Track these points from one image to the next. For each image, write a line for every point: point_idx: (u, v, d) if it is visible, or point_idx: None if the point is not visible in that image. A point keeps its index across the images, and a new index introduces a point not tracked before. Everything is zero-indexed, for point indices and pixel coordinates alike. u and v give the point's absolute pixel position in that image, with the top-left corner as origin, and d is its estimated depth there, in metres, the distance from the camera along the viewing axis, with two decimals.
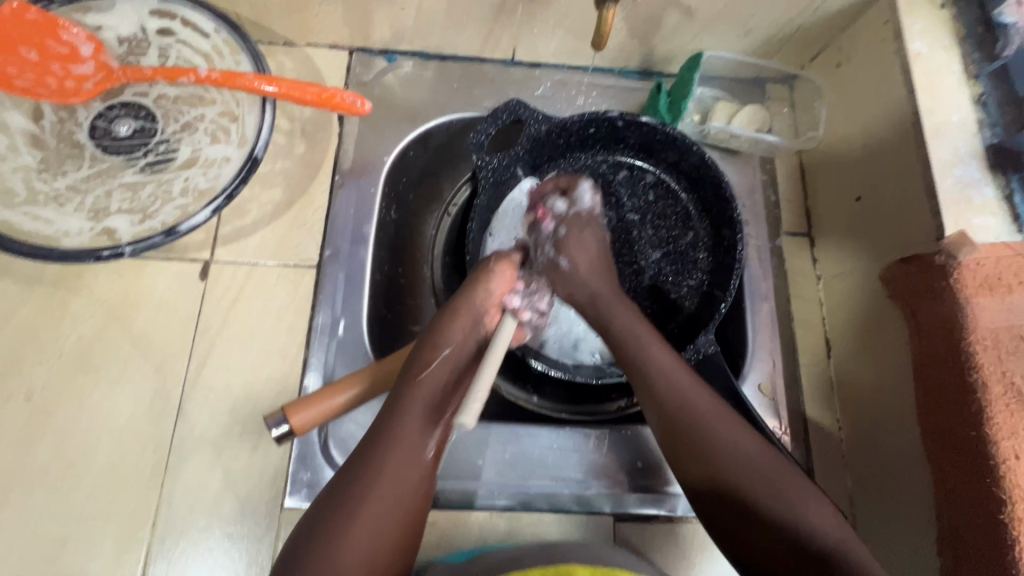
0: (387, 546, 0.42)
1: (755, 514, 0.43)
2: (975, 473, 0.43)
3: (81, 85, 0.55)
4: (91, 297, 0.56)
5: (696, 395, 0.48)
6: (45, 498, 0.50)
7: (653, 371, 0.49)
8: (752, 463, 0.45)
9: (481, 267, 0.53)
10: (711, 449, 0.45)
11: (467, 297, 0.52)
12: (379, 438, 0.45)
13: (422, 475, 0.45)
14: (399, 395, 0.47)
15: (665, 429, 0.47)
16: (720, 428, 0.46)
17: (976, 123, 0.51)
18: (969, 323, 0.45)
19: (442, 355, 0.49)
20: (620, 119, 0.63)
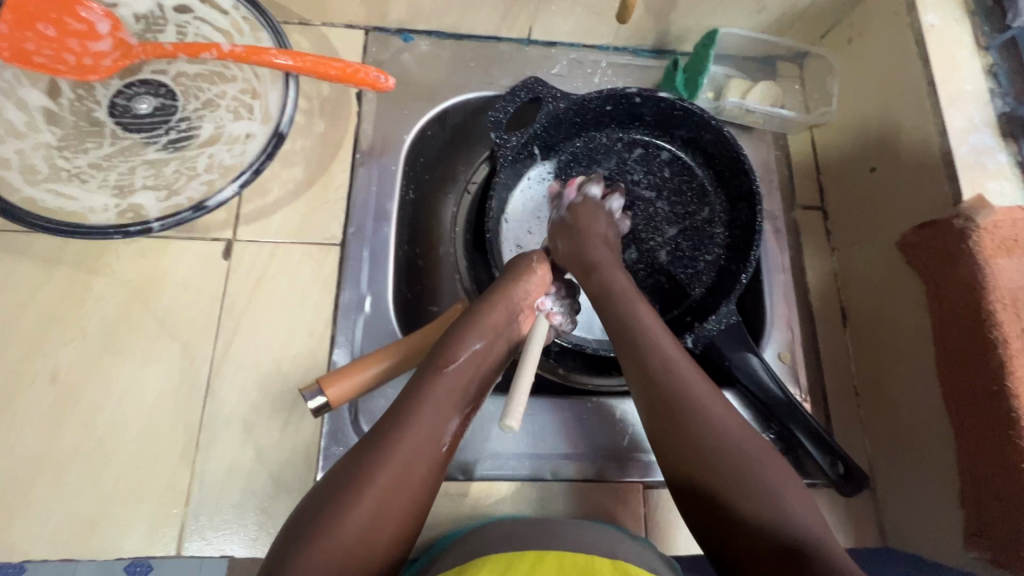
0: (385, 536, 0.38)
1: (734, 500, 0.40)
2: (998, 428, 0.45)
3: (99, 62, 0.53)
4: (114, 277, 0.55)
5: (685, 371, 0.46)
6: (75, 477, 0.50)
7: (642, 343, 0.48)
8: (735, 447, 0.42)
9: (523, 263, 0.56)
10: (691, 429, 0.43)
11: (505, 295, 0.53)
12: (397, 418, 0.42)
13: (435, 464, 0.42)
14: (424, 380, 0.45)
15: (649, 410, 0.45)
16: (705, 403, 0.44)
17: (987, 93, 0.52)
18: (988, 283, 0.46)
19: (471, 349, 0.48)
20: (637, 95, 0.63)
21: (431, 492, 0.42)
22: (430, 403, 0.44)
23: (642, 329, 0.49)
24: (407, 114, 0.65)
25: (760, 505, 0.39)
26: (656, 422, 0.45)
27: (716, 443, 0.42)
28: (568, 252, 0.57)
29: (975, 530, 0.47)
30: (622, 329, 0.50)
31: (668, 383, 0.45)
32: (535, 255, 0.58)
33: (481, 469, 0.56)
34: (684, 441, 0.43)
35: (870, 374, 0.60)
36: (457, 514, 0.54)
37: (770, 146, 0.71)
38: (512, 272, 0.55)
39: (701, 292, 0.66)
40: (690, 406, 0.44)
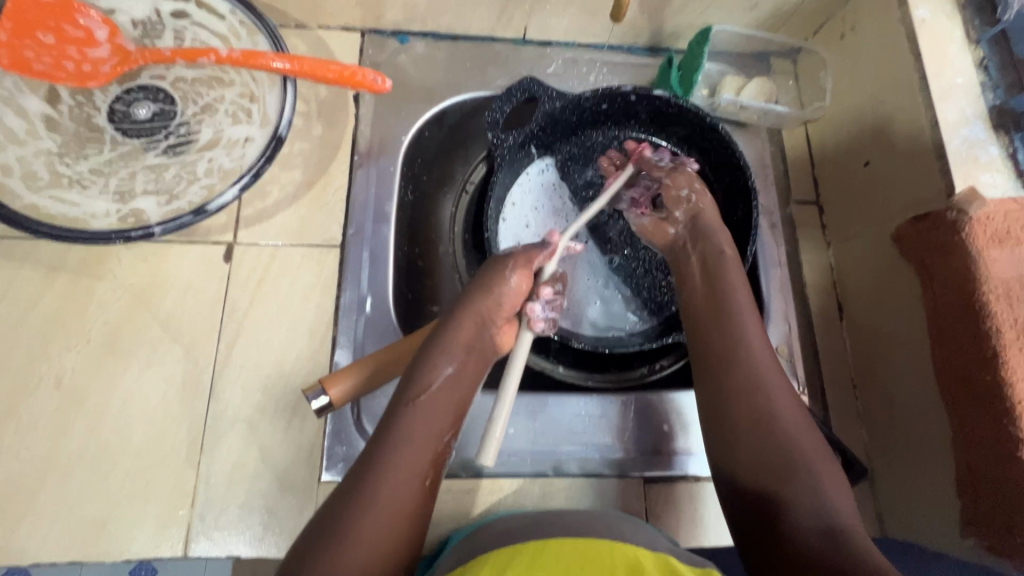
0: (383, 571, 0.40)
1: (779, 488, 0.45)
2: (993, 416, 0.45)
3: (98, 69, 0.54)
4: (116, 281, 0.56)
5: (767, 369, 0.51)
6: (81, 480, 0.50)
7: (733, 337, 0.52)
8: (798, 449, 0.47)
9: (496, 268, 0.52)
10: (772, 433, 0.48)
11: (473, 306, 0.50)
12: (376, 454, 0.43)
13: (419, 497, 0.43)
14: (397, 413, 0.46)
15: (727, 396, 0.50)
16: (782, 400, 0.49)
17: (978, 86, 0.53)
18: (981, 274, 0.46)
19: (444, 374, 0.48)
20: (633, 94, 0.63)
21: (423, 520, 0.44)
22: (407, 437, 0.45)
23: (736, 327, 0.53)
24: (405, 115, 0.66)
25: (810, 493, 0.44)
26: (732, 406, 0.49)
27: (783, 438, 0.47)
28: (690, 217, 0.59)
29: (971, 518, 0.48)
30: (717, 311, 0.54)
31: (751, 380, 0.50)
32: (515, 263, 0.52)
33: (487, 467, 0.56)
34: (756, 429, 0.48)
35: (866, 366, 0.61)
36: (461, 511, 0.55)
37: (765, 142, 0.71)
38: (483, 281, 0.51)
39: None
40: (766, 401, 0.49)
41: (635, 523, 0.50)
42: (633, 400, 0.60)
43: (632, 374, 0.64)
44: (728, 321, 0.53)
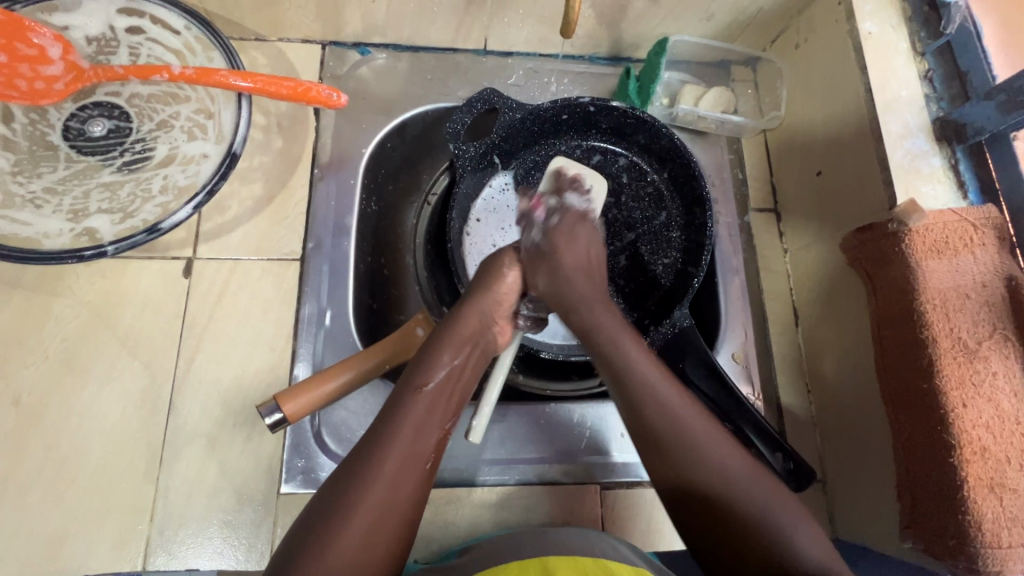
0: (372, 559, 0.40)
1: (738, 510, 0.44)
2: (929, 422, 0.47)
3: (51, 86, 0.54)
4: (74, 298, 0.56)
5: (682, 409, 0.47)
6: (40, 496, 0.51)
7: (639, 406, 0.48)
8: (716, 463, 0.45)
9: (495, 266, 0.57)
10: (685, 462, 0.45)
11: (477, 305, 0.54)
12: (383, 434, 0.44)
13: (418, 482, 0.44)
14: (402, 398, 0.47)
15: (662, 487, 0.47)
16: (710, 449, 0.45)
17: (922, 99, 0.54)
18: (919, 285, 0.48)
19: (450, 364, 0.49)
20: (591, 104, 0.64)
21: (419, 505, 0.44)
22: (412, 422, 0.45)
23: (621, 348, 0.51)
24: (366, 127, 0.66)
25: (770, 537, 0.42)
26: (665, 483, 0.47)
27: (695, 462, 0.45)
28: (548, 289, 0.56)
29: (908, 522, 0.49)
30: (618, 380, 0.49)
31: (654, 408, 0.47)
32: (508, 259, 0.57)
33: (481, 475, 0.58)
34: (698, 513, 0.45)
35: (818, 371, 0.62)
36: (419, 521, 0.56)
37: (724, 150, 0.72)
38: (485, 280, 0.56)
39: (661, 295, 0.68)
40: (697, 466, 0.45)
41: (588, 532, 0.50)
42: (594, 407, 0.61)
43: (591, 381, 0.66)
44: (626, 379, 0.49)
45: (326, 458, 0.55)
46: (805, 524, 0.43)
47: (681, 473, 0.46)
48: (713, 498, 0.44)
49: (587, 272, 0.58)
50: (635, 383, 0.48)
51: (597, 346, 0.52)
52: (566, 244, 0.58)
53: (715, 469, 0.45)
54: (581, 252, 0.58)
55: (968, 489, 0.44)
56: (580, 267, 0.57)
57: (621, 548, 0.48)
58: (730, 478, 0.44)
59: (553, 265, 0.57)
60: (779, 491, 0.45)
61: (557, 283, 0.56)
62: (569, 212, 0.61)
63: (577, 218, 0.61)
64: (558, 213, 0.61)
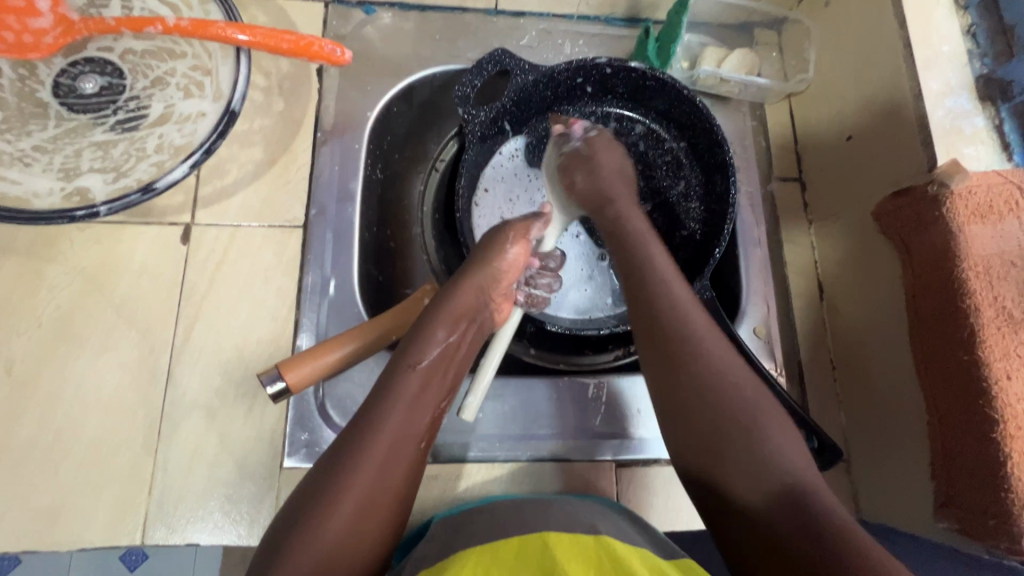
0: (365, 534, 0.39)
1: (728, 430, 0.43)
2: (969, 396, 0.44)
3: (40, 40, 0.51)
4: (68, 264, 0.54)
5: (698, 322, 0.48)
6: (35, 468, 0.49)
7: (663, 309, 0.48)
8: (724, 384, 0.45)
9: (498, 241, 0.52)
10: (695, 368, 0.45)
11: (474, 279, 0.50)
12: (372, 410, 0.42)
13: (412, 459, 0.42)
14: (396, 375, 0.44)
15: (662, 378, 0.46)
16: (721, 362, 0.46)
17: (965, 55, 0.49)
18: (962, 254, 0.44)
19: (444, 342, 0.47)
20: (608, 66, 0.60)
21: (412, 481, 0.43)
22: (404, 400, 0.43)
23: (659, 274, 0.50)
24: (370, 90, 0.63)
25: (746, 449, 0.42)
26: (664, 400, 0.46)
27: (706, 372, 0.45)
28: (585, 185, 0.58)
29: (945, 499, 0.46)
30: (640, 292, 0.50)
31: (679, 324, 0.47)
32: (512, 235, 0.53)
33: (471, 451, 0.56)
34: (689, 390, 0.45)
35: (845, 348, 0.60)
36: (427, 497, 0.54)
37: (747, 116, 0.69)
38: (483, 254, 0.52)
39: (677, 268, 0.65)
40: (699, 367, 0.45)
41: (605, 511, 0.48)
42: (608, 383, 0.58)
43: (605, 358, 0.63)
44: (647, 289, 0.49)
45: (331, 431, 0.53)
46: (792, 440, 0.43)
47: (686, 389, 0.45)
48: (710, 415, 0.43)
49: (625, 185, 0.59)
50: (657, 290, 0.49)
51: (629, 253, 0.53)
52: (610, 164, 0.59)
53: (717, 375, 0.45)
54: (618, 162, 0.61)
55: (1011, 467, 0.41)
56: (616, 173, 0.59)
57: (626, 526, 0.46)
58: (739, 409, 0.43)
59: (592, 165, 0.59)
60: (784, 426, 0.43)
61: (622, 214, 0.56)
62: (591, 132, 0.62)
63: (610, 137, 0.62)
64: (583, 141, 0.61)
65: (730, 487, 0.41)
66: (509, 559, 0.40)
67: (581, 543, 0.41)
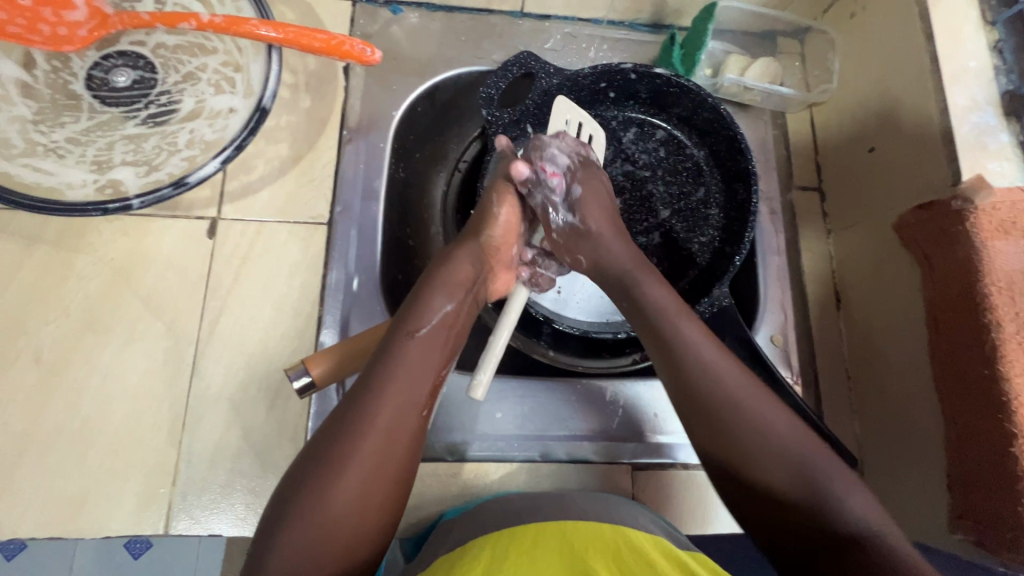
0: (370, 509, 0.40)
1: (787, 486, 0.42)
2: (990, 409, 0.44)
3: (74, 32, 0.51)
4: (96, 255, 0.54)
5: (726, 375, 0.46)
6: (61, 455, 0.50)
7: (692, 374, 0.46)
8: (768, 433, 0.44)
9: (485, 209, 0.54)
10: (739, 434, 0.44)
11: (471, 247, 0.52)
12: (371, 385, 0.42)
13: (415, 430, 0.42)
14: (394, 343, 0.44)
15: (706, 436, 0.45)
16: (767, 417, 0.44)
17: (992, 70, 0.50)
18: (984, 266, 0.45)
19: (443, 312, 0.47)
20: (633, 71, 0.61)
21: (417, 451, 0.43)
22: (401, 373, 0.43)
23: (678, 330, 0.48)
24: (395, 89, 0.63)
25: (807, 489, 0.42)
26: (715, 455, 0.45)
27: (748, 424, 0.44)
28: (591, 266, 0.54)
29: (960, 512, 0.47)
30: (667, 354, 0.47)
31: (711, 385, 0.45)
32: (514, 202, 0.55)
33: (483, 450, 0.56)
34: (740, 456, 0.44)
35: (862, 358, 0.60)
36: (445, 494, 0.54)
37: (768, 125, 0.69)
38: (479, 224, 0.54)
39: (696, 274, 0.65)
40: (742, 419, 0.44)
41: (633, 507, 0.49)
42: (627, 386, 0.59)
43: (623, 361, 0.63)
44: (677, 354, 0.47)
45: None
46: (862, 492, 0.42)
47: (740, 453, 0.44)
48: (766, 477, 0.43)
49: (617, 227, 0.56)
50: (684, 356, 0.47)
51: (647, 315, 0.49)
52: (605, 222, 0.55)
53: (769, 433, 0.44)
54: (609, 212, 0.56)
55: None
56: (604, 214, 0.55)
57: (642, 518, 0.47)
58: (801, 464, 0.43)
59: (585, 238, 0.54)
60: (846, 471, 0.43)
61: (597, 252, 0.54)
62: (573, 199, 0.55)
63: (587, 166, 0.57)
64: (570, 210, 0.55)
65: (791, 526, 0.42)
66: (528, 544, 0.41)
67: (602, 535, 0.42)
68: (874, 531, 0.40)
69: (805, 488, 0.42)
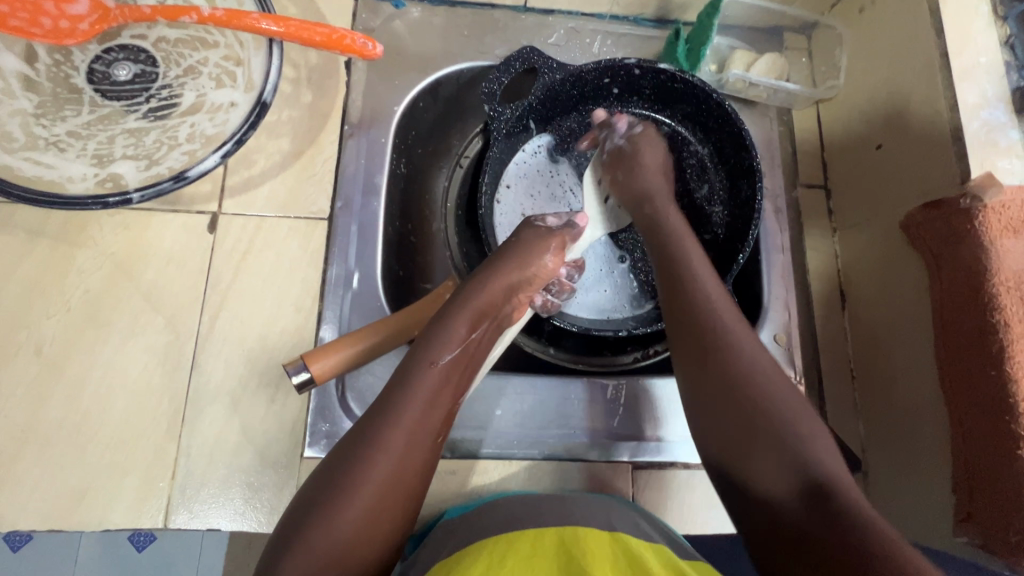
0: (377, 530, 0.40)
1: (757, 422, 0.44)
2: (996, 412, 0.44)
3: (75, 26, 0.51)
4: (97, 249, 0.54)
5: (724, 308, 0.49)
6: (62, 448, 0.50)
7: (693, 301, 0.49)
8: (754, 372, 0.45)
9: (535, 235, 0.52)
10: (724, 365, 0.46)
11: (505, 277, 0.50)
12: (387, 409, 0.42)
13: (427, 454, 0.43)
14: (415, 368, 0.44)
15: (696, 388, 0.46)
16: (750, 355, 0.46)
17: (1004, 66, 0.48)
18: (991, 267, 0.44)
19: (466, 340, 0.46)
20: (637, 66, 0.60)
21: (427, 473, 0.43)
22: (418, 398, 0.43)
23: (693, 266, 0.51)
24: (398, 84, 0.63)
25: (776, 432, 0.43)
26: (696, 383, 0.47)
27: (737, 357, 0.46)
28: (623, 185, 0.59)
29: (965, 516, 0.47)
30: (674, 283, 0.51)
31: (707, 313, 0.48)
32: (552, 244, 0.52)
33: (482, 448, 0.56)
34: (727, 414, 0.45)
35: (867, 358, 0.59)
36: (444, 492, 0.54)
37: (774, 121, 0.69)
38: (521, 249, 0.51)
39: None
40: (731, 355, 0.46)
41: (637, 512, 0.49)
42: (628, 384, 0.59)
43: (625, 358, 0.63)
44: (682, 283, 0.50)
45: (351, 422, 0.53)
46: (826, 443, 0.43)
47: (721, 374, 0.46)
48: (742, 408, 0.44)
49: (662, 174, 0.60)
50: (689, 287, 0.50)
51: (663, 247, 0.54)
52: (654, 162, 0.60)
53: (744, 369, 0.46)
54: (661, 158, 0.62)
55: None
56: (655, 168, 0.60)
57: (642, 522, 0.47)
58: (780, 411, 0.44)
59: (633, 165, 0.60)
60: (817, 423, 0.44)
61: (632, 172, 0.59)
62: (607, 123, 0.62)
63: (654, 129, 0.64)
64: (625, 139, 0.61)
65: (752, 459, 0.43)
66: (526, 553, 0.41)
67: (599, 540, 0.42)
68: (835, 480, 0.41)
69: (774, 436, 0.43)
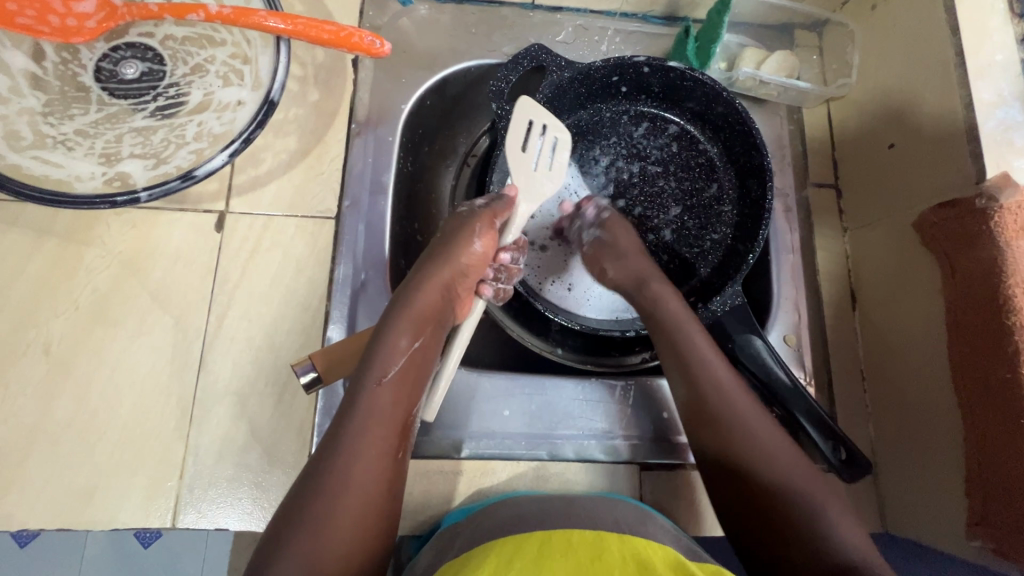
0: (361, 544, 0.40)
1: (786, 507, 0.45)
2: (1010, 415, 0.43)
3: (83, 24, 0.51)
4: (104, 248, 0.54)
5: (740, 399, 0.50)
6: (70, 447, 0.50)
7: (710, 395, 0.51)
8: (776, 460, 0.47)
9: (456, 224, 0.52)
10: (749, 458, 0.48)
11: (437, 276, 0.50)
12: (344, 436, 0.41)
13: (392, 470, 0.43)
14: (359, 390, 0.44)
15: (726, 484, 0.48)
16: (772, 443, 0.48)
17: (1020, 64, 0.48)
18: (1006, 268, 0.44)
19: (406, 350, 0.46)
20: (646, 64, 0.59)
21: (396, 490, 0.43)
22: (369, 417, 0.43)
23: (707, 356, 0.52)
24: (405, 82, 0.63)
25: (803, 514, 0.44)
26: (723, 476, 0.49)
27: (757, 448, 0.48)
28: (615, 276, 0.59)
29: (978, 519, 0.46)
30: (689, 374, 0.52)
31: (724, 406, 0.50)
32: (478, 226, 0.51)
33: (489, 449, 0.55)
34: (746, 471, 0.47)
35: (877, 358, 0.59)
36: (452, 493, 0.54)
37: (784, 120, 0.68)
38: (445, 247, 0.51)
39: (706, 273, 0.64)
40: (752, 448, 0.48)
41: (657, 521, 0.48)
42: (635, 384, 0.59)
43: (632, 359, 0.63)
44: (695, 374, 0.51)
45: None
46: (849, 522, 0.44)
47: (747, 468, 0.47)
48: (769, 494, 0.46)
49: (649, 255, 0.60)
50: (704, 379, 0.51)
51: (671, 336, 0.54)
52: (631, 244, 0.60)
53: (767, 456, 0.48)
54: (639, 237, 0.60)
55: None
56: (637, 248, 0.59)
57: (650, 525, 0.46)
58: (804, 492, 0.45)
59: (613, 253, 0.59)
60: (839, 503, 0.46)
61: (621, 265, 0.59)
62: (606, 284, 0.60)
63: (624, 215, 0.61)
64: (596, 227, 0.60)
65: (790, 549, 0.43)
66: (533, 554, 0.40)
67: (606, 543, 0.42)
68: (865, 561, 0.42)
69: (802, 520, 0.44)
